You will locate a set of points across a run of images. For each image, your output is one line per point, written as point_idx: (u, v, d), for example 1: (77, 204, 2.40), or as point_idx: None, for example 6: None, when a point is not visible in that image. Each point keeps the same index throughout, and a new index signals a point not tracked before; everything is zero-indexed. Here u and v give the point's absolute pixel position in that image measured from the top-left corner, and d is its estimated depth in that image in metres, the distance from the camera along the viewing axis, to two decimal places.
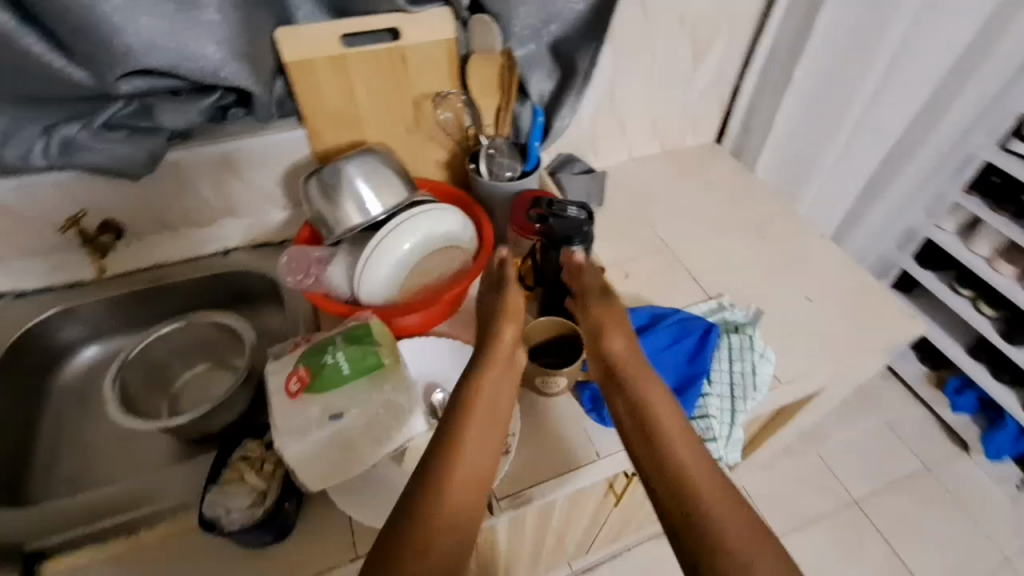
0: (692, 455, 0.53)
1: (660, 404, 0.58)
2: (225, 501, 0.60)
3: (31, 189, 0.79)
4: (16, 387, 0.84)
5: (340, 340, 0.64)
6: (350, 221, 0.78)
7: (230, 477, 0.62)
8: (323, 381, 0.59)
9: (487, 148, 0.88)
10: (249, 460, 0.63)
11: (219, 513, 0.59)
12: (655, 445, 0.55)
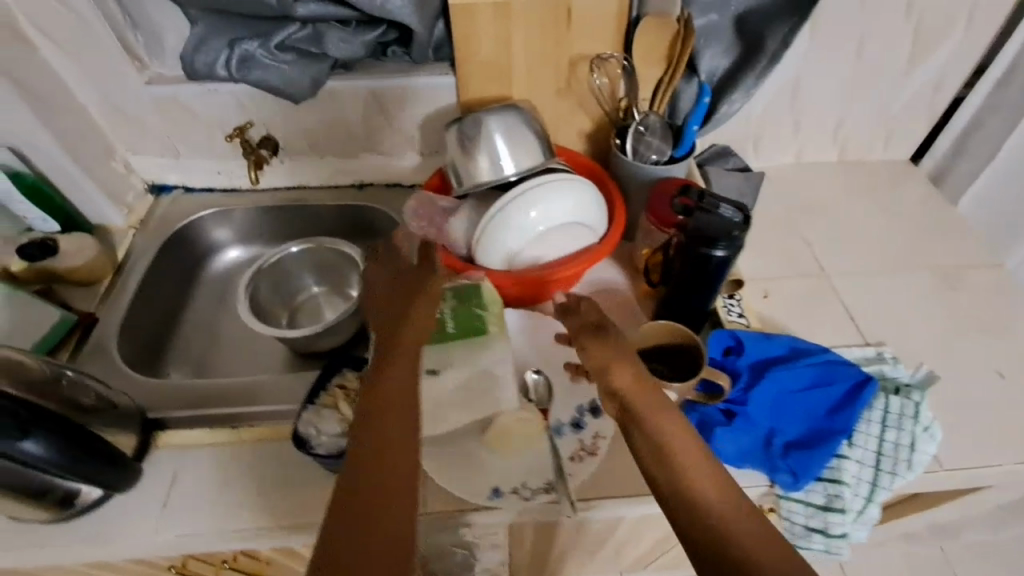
0: (698, 461, 0.48)
1: (645, 408, 0.53)
2: (317, 423, 0.62)
3: (211, 96, 0.86)
4: (171, 270, 0.95)
5: (448, 294, 0.62)
6: (480, 177, 0.75)
7: (325, 402, 0.64)
8: (428, 333, 0.59)
9: (637, 124, 0.79)
10: (345, 390, 0.65)
11: (310, 433, 0.62)
12: (659, 454, 0.49)
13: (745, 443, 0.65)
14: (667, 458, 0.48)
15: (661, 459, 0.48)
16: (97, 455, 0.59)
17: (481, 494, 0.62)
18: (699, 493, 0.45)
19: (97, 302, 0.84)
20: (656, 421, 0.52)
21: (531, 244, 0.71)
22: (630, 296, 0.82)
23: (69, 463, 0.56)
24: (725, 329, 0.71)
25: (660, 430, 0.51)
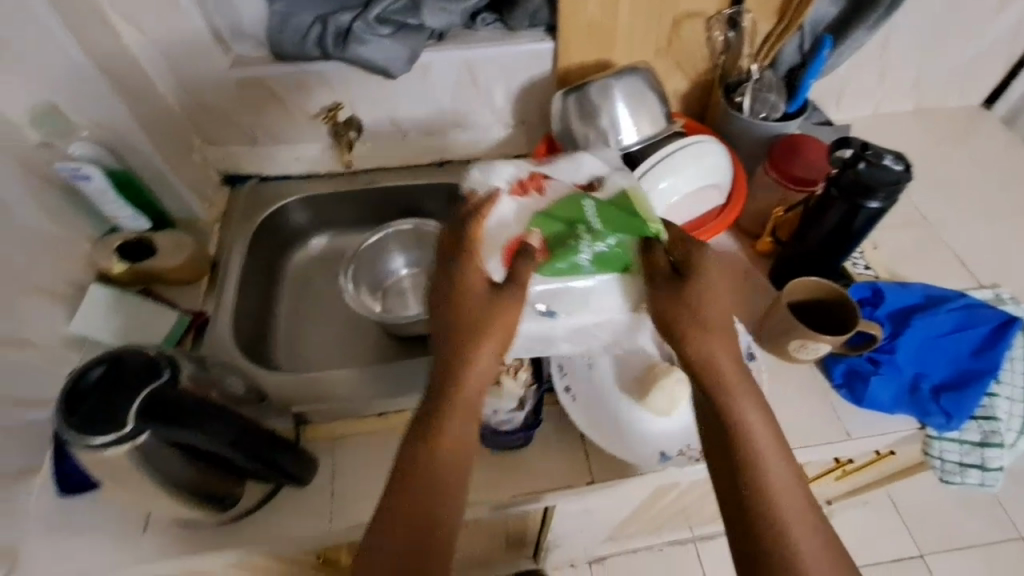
0: (779, 469, 0.48)
1: (733, 402, 0.50)
2: (492, 403, 0.64)
3: (298, 76, 0.82)
4: (261, 263, 0.92)
5: (591, 215, 0.58)
6: (599, 148, 0.73)
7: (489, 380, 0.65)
8: (558, 263, 0.58)
9: (753, 82, 0.79)
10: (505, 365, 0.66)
11: (488, 414, 0.65)
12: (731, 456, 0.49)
13: (894, 391, 0.67)
14: (740, 460, 0.48)
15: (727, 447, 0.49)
16: (286, 449, 0.60)
17: (650, 459, 0.65)
18: (771, 496, 0.46)
19: (203, 300, 0.81)
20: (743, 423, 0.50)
21: (667, 213, 0.70)
22: (744, 256, 0.81)
23: (268, 459, 0.56)
24: (860, 281, 0.73)
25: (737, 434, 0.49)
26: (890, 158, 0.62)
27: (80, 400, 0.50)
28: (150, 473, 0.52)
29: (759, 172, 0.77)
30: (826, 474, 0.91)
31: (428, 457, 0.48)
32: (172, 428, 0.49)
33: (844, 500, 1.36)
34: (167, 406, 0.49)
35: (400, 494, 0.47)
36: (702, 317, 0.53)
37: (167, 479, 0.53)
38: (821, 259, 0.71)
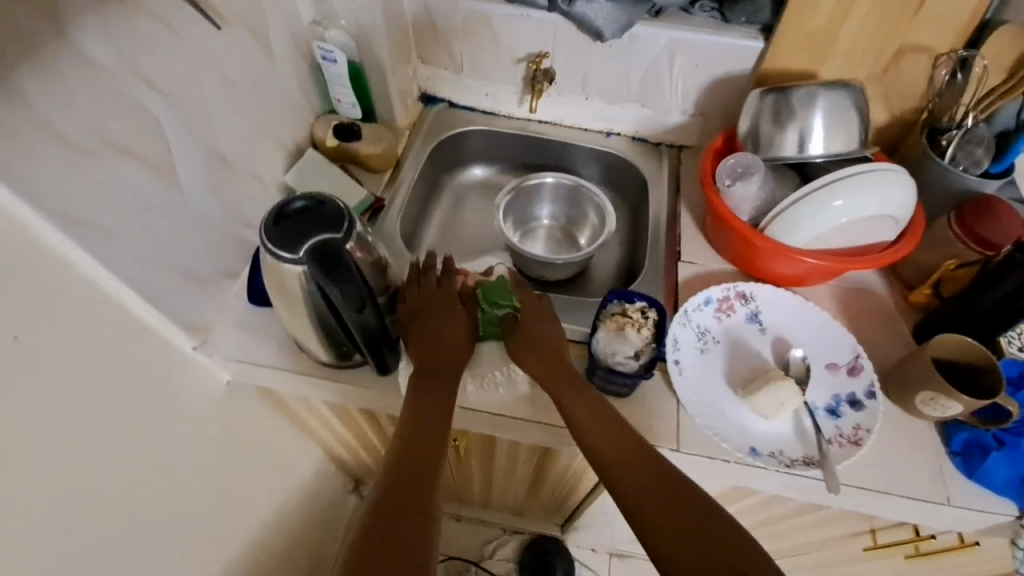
0: (630, 468, 0.58)
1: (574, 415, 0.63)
2: (613, 346, 0.68)
3: (519, 19, 0.91)
4: (429, 175, 1.04)
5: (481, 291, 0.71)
6: (783, 151, 0.75)
7: (611, 326, 0.69)
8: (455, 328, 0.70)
9: (963, 130, 0.76)
10: (630, 318, 0.70)
11: (605, 354, 0.68)
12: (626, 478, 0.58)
13: (1011, 474, 0.64)
14: (614, 470, 0.59)
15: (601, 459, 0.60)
16: (386, 345, 0.66)
17: (740, 449, 0.67)
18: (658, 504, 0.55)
19: (382, 189, 0.94)
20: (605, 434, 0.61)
21: (832, 231, 0.70)
22: (891, 302, 0.79)
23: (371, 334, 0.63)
24: (1012, 359, 0.70)
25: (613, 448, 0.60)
26: None
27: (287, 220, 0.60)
28: (308, 297, 0.62)
29: (941, 224, 0.75)
30: (897, 547, 0.88)
31: (437, 389, 0.66)
32: (321, 276, 0.55)
33: None
34: (327, 257, 0.56)
35: (408, 431, 0.62)
36: (554, 353, 0.68)
37: (317, 308, 0.63)
38: (980, 324, 0.69)
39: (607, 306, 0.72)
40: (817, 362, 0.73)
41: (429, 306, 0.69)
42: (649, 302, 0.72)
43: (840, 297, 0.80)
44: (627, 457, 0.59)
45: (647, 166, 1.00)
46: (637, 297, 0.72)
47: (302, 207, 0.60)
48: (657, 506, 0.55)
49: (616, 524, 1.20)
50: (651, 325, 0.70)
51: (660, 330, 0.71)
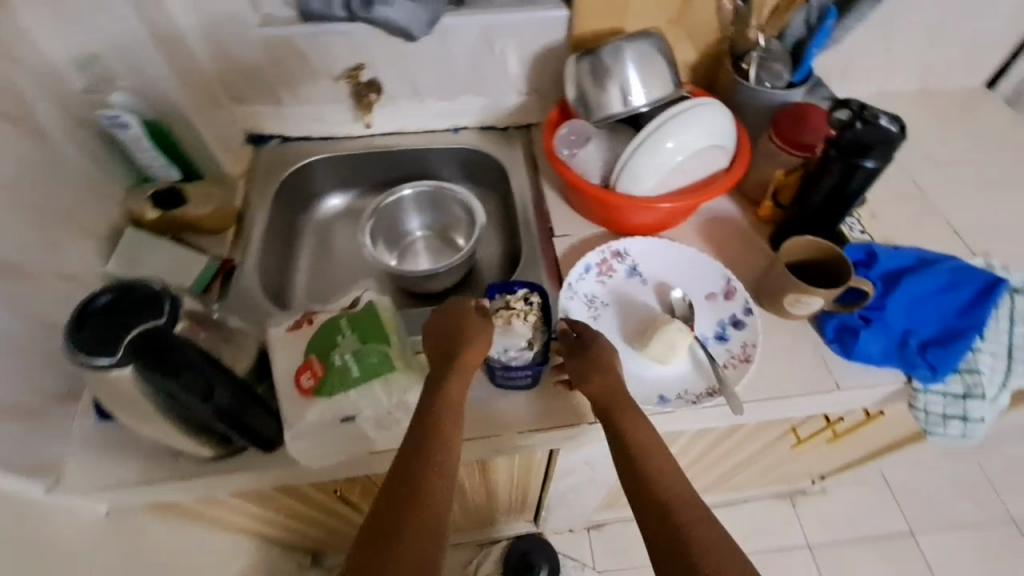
0: (663, 471, 0.56)
1: (621, 420, 0.60)
2: (503, 342, 0.69)
3: (323, 36, 0.85)
4: (281, 218, 0.97)
5: (349, 330, 0.62)
6: (610, 108, 0.77)
7: (499, 323, 0.69)
8: (336, 381, 0.60)
9: (760, 51, 0.82)
10: (514, 310, 0.70)
11: (497, 352, 0.69)
12: (676, 533, 0.50)
13: (883, 345, 0.70)
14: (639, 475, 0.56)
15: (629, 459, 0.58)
16: (255, 420, 0.61)
17: (650, 401, 0.68)
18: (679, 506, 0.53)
19: (230, 249, 0.86)
20: (656, 468, 0.56)
21: (674, 172, 0.73)
22: (746, 221, 0.85)
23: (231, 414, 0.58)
24: (856, 244, 0.76)
25: (659, 485, 0.55)
26: (886, 118, 0.67)
27: (92, 322, 0.53)
28: (152, 398, 0.55)
29: (764, 138, 0.80)
30: (817, 436, 0.95)
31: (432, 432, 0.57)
32: (150, 372, 0.51)
33: (835, 475, 1.40)
34: (151, 349, 0.51)
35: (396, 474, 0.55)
36: (604, 363, 0.64)
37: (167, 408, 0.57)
38: (819, 220, 0.75)
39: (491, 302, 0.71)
40: (697, 295, 0.77)
41: (462, 317, 0.66)
42: (531, 289, 0.72)
43: (703, 230, 0.84)
44: (667, 466, 0.56)
45: (500, 152, 0.99)
46: (517, 286, 0.72)
47: (110, 301, 0.54)
48: (670, 506, 0.53)
49: (580, 501, 1.22)
50: (535, 311, 0.70)
51: (546, 314, 0.70)
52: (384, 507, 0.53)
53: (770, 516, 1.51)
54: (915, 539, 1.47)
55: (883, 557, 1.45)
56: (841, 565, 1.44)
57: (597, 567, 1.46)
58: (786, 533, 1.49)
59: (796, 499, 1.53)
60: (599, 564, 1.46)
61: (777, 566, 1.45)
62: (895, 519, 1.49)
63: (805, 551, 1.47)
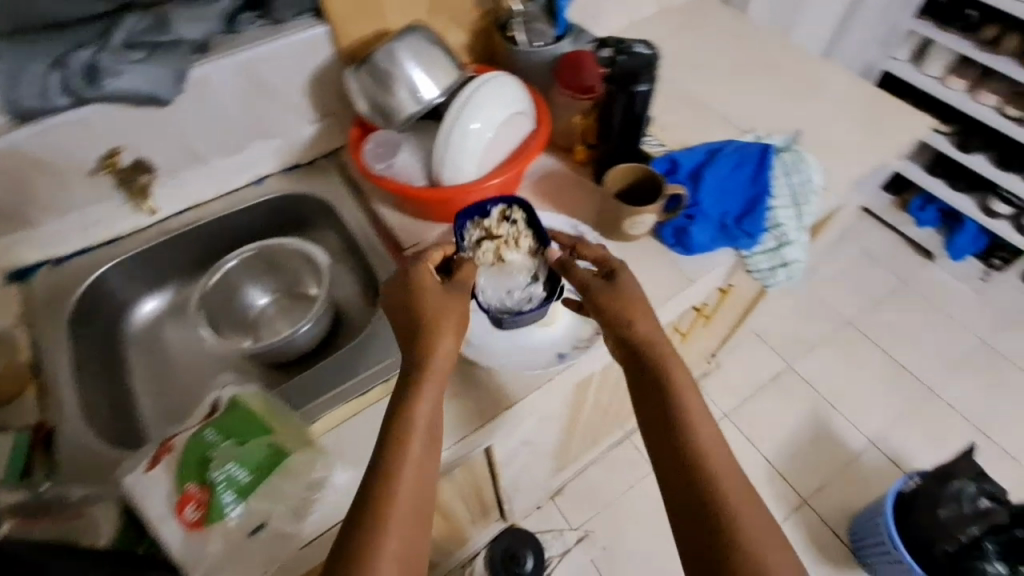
0: (700, 419, 0.60)
1: (664, 363, 0.63)
2: (504, 282, 0.72)
3: (53, 131, 0.72)
4: (91, 346, 0.82)
5: (218, 439, 0.57)
6: (408, 110, 0.75)
7: (489, 259, 0.72)
8: (228, 498, 0.54)
9: (520, 16, 0.87)
10: (501, 236, 0.73)
11: (503, 296, 0.71)
12: (701, 494, 0.56)
13: (711, 232, 0.81)
14: (674, 424, 0.60)
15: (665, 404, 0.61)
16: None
17: (551, 362, 0.71)
18: (708, 461, 0.58)
19: (39, 409, 0.71)
20: (688, 422, 0.60)
21: (488, 149, 0.75)
22: (569, 170, 0.90)
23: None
24: (659, 157, 0.85)
25: (689, 434, 0.59)
26: (640, 45, 0.79)
27: None
28: None
29: (555, 91, 0.85)
30: (694, 326, 1.07)
31: (418, 436, 0.56)
32: None
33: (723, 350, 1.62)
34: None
35: (393, 483, 0.54)
36: (632, 306, 0.65)
37: None
38: (625, 148, 0.82)
39: (469, 232, 0.72)
40: None
41: (421, 288, 0.64)
42: (506, 205, 0.74)
43: (536, 192, 0.88)
44: (700, 412, 0.61)
45: (316, 187, 0.94)
46: (492, 208, 0.73)
47: None
48: (705, 458, 0.58)
49: (534, 477, 1.25)
50: (523, 230, 0.73)
51: (535, 232, 0.73)
52: (372, 525, 0.52)
53: None
54: (793, 369, 1.76)
55: (779, 394, 1.72)
56: (755, 417, 1.68)
57: (574, 524, 1.52)
58: None
59: (703, 382, 1.74)
60: (574, 521, 1.53)
61: None
62: (776, 360, 1.77)
63: (724, 419, 1.68)
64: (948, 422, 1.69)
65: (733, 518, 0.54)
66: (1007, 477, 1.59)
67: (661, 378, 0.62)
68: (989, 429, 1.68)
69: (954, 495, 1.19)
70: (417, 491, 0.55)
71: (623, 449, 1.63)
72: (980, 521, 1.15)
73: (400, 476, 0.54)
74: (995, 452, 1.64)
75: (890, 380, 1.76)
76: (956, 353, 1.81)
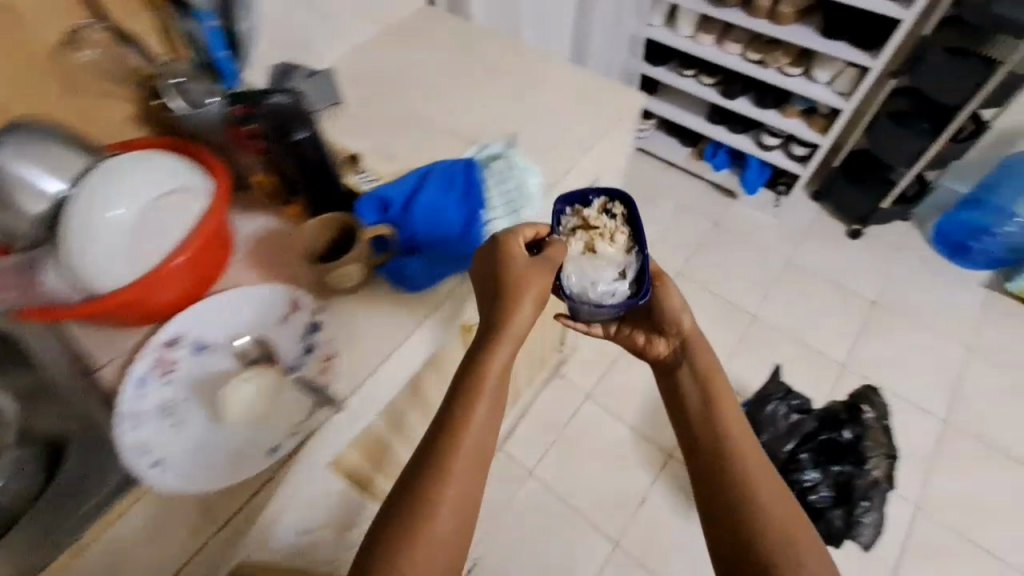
0: (730, 416, 0.80)
1: (703, 364, 0.86)
2: (591, 273, 0.81)
3: None
4: None
5: None
6: (33, 210, 0.65)
7: (585, 247, 0.82)
8: None
9: (173, 78, 0.78)
10: (598, 229, 0.84)
11: (587, 285, 0.81)
12: (725, 467, 0.75)
13: (434, 263, 0.77)
14: (717, 415, 0.80)
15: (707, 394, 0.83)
16: None
17: (260, 459, 0.65)
18: (742, 450, 0.76)
19: None
20: (720, 413, 0.80)
21: (141, 235, 0.68)
22: (283, 226, 0.82)
23: None
24: (369, 194, 0.79)
25: (731, 427, 0.79)
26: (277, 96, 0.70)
27: None
28: None
29: (231, 149, 0.77)
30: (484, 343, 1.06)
31: (482, 449, 0.65)
32: None
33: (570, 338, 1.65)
34: None
35: (452, 480, 0.62)
36: (676, 306, 0.87)
37: None
38: (319, 195, 0.78)
39: (568, 220, 0.85)
40: (267, 325, 0.73)
41: (506, 249, 0.75)
42: (609, 198, 0.86)
43: (249, 261, 0.79)
44: (732, 414, 0.81)
45: None
46: (592, 199, 0.85)
47: None
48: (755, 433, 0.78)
49: None
50: (619, 224, 0.85)
51: (630, 231, 0.85)
52: (413, 524, 0.59)
53: (553, 397, 1.74)
54: None
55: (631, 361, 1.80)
56: (613, 390, 1.75)
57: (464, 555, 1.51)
58: (570, 400, 1.73)
59: (561, 370, 1.78)
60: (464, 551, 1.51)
61: (579, 429, 1.68)
62: None
63: (587, 401, 1.73)
64: (775, 341, 1.86)
65: (761, 503, 0.70)
66: (828, 377, 1.78)
67: (701, 373, 0.85)
68: (807, 338, 1.87)
69: (768, 419, 1.30)
70: (453, 509, 0.61)
71: (498, 462, 1.63)
72: (793, 438, 1.27)
73: (449, 472, 0.62)
74: (815, 356, 1.83)
75: (721, 318, 1.91)
76: (770, 277, 2.01)
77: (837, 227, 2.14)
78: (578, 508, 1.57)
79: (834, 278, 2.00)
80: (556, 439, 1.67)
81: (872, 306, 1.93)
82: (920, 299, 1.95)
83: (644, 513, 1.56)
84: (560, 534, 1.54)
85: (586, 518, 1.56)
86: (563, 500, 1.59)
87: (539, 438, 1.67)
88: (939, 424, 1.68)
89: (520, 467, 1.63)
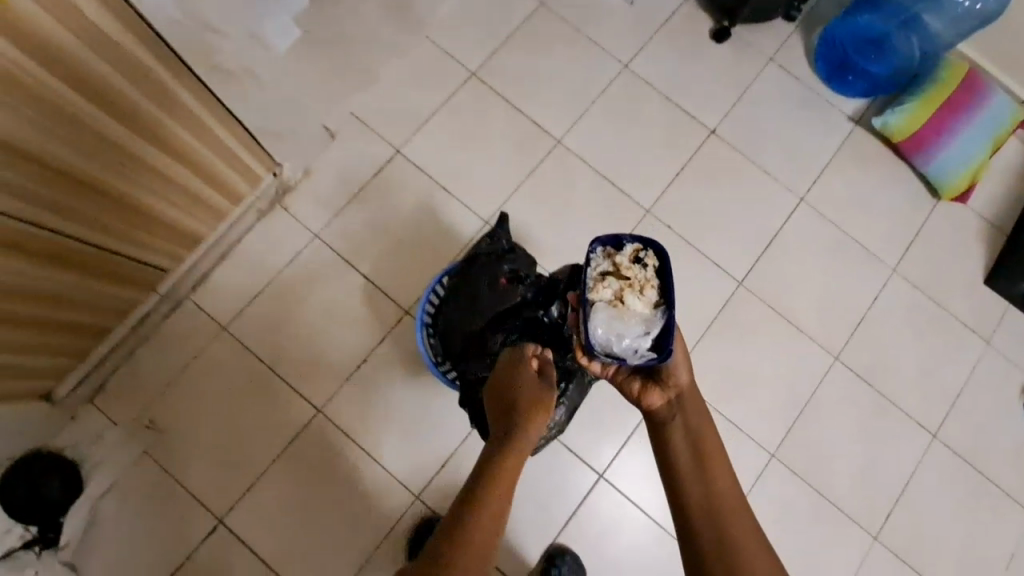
0: (721, 473, 0.78)
1: (691, 420, 0.83)
2: (616, 329, 0.82)
3: None
4: None
5: None
6: None
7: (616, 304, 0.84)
8: None
9: None
10: (630, 279, 0.84)
11: (610, 339, 0.82)
12: (717, 524, 0.75)
13: None
14: (702, 467, 0.79)
15: (693, 452, 0.80)
16: None
17: None
18: (726, 515, 0.75)
19: None
20: (714, 477, 0.78)
21: None
22: None
23: None
24: None
25: (728, 512, 0.76)
26: None
27: None
28: None
29: None
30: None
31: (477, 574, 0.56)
32: None
33: (265, 163, 1.26)
34: None
35: None
36: (681, 360, 0.85)
37: None
38: None
39: (599, 262, 0.87)
40: None
41: (516, 375, 0.74)
42: (640, 247, 0.86)
43: None
44: (720, 470, 0.79)
45: None
46: (626, 246, 0.86)
47: None
48: (730, 504, 0.76)
49: None
50: (649, 277, 0.85)
51: (661, 286, 0.84)
52: None
53: (269, 235, 1.35)
54: (402, 156, 1.43)
55: (382, 195, 1.40)
56: (349, 229, 1.38)
57: (122, 421, 1.23)
58: (291, 239, 1.36)
59: (286, 202, 1.37)
60: (123, 419, 1.24)
61: (296, 277, 1.34)
62: (379, 147, 1.42)
63: (311, 243, 1.36)
64: (576, 177, 1.46)
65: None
66: (625, 226, 1.44)
67: (692, 431, 0.82)
68: (614, 174, 1.47)
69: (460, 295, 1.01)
70: None
71: (184, 315, 1.29)
72: (486, 315, 1.00)
73: None
74: (616, 199, 1.45)
75: (514, 141, 1.46)
76: (597, 88, 1.51)
77: (700, 23, 1.58)
78: (278, 370, 1.30)
79: (673, 96, 1.52)
80: (264, 289, 1.33)
81: (708, 138, 1.51)
82: (769, 130, 1.53)
83: (358, 377, 1.32)
84: (251, 398, 1.28)
85: (286, 380, 1.30)
86: (261, 361, 1.30)
87: (240, 287, 1.32)
88: (730, 286, 1.43)
89: (212, 322, 1.30)
